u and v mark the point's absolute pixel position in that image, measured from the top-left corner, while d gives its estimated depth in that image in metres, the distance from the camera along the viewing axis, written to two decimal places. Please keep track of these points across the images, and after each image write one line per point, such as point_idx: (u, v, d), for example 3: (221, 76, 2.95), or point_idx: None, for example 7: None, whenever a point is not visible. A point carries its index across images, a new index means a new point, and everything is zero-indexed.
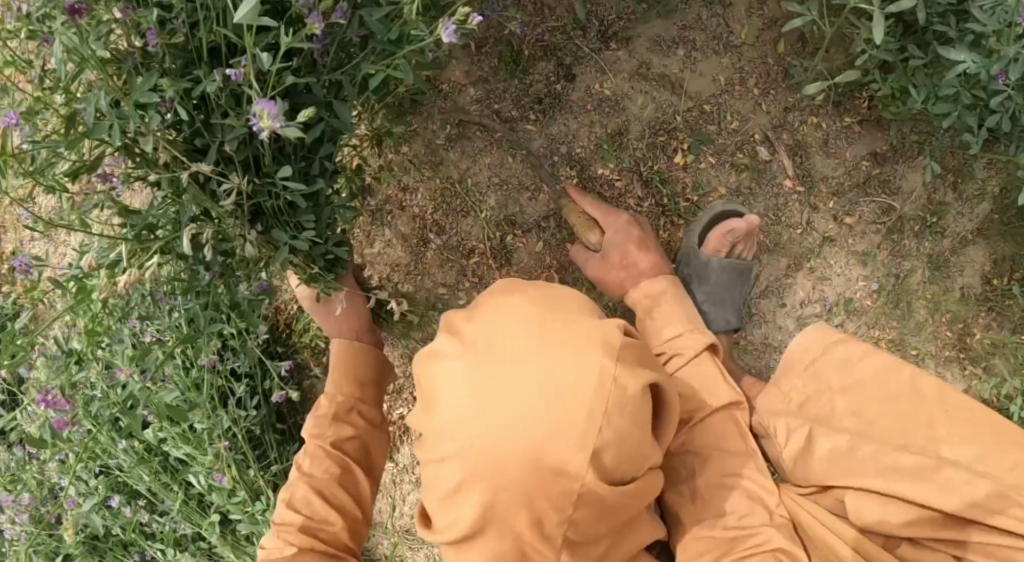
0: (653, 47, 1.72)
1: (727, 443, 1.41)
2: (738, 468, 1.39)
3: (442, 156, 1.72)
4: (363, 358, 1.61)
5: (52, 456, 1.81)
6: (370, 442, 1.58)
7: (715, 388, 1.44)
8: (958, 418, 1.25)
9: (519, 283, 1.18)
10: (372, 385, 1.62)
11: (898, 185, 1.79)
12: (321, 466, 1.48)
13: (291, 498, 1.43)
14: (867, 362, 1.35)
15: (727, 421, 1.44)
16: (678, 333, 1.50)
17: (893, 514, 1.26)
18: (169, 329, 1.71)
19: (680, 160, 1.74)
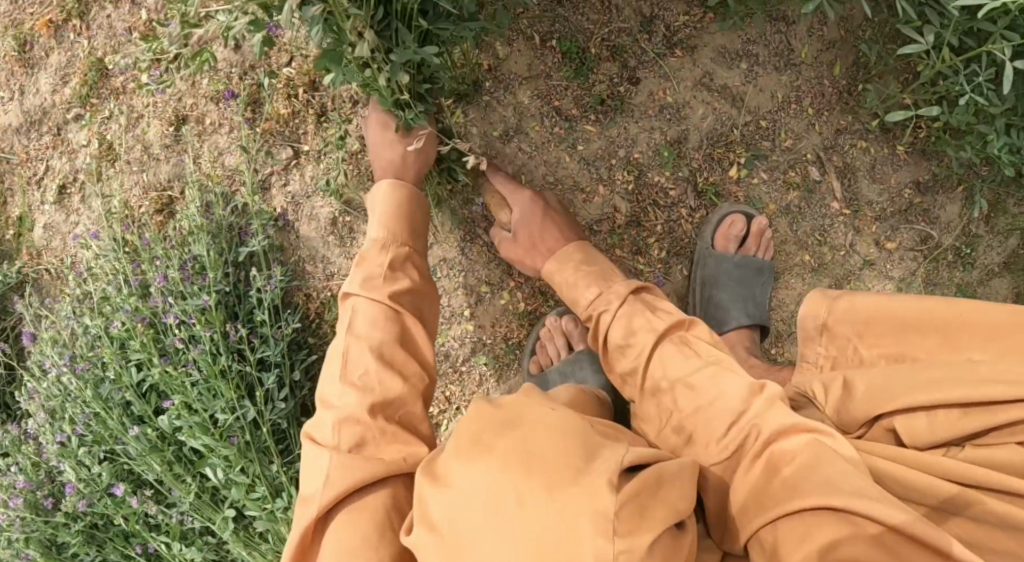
0: (718, 58, 1.71)
1: (687, 366, 1.21)
2: (711, 379, 1.17)
3: (496, 150, 1.69)
4: (405, 207, 1.44)
5: (53, 438, 1.67)
6: (424, 296, 1.36)
7: (647, 324, 1.28)
8: (978, 328, 1.18)
9: (491, 423, 1.03)
10: (419, 237, 1.43)
11: (937, 215, 1.80)
12: (380, 326, 1.25)
13: (346, 372, 1.21)
14: (867, 304, 1.26)
15: (675, 347, 1.24)
16: (596, 292, 1.37)
17: (943, 416, 1.12)
18: (196, 311, 1.58)
19: (734, 173, 1.73)
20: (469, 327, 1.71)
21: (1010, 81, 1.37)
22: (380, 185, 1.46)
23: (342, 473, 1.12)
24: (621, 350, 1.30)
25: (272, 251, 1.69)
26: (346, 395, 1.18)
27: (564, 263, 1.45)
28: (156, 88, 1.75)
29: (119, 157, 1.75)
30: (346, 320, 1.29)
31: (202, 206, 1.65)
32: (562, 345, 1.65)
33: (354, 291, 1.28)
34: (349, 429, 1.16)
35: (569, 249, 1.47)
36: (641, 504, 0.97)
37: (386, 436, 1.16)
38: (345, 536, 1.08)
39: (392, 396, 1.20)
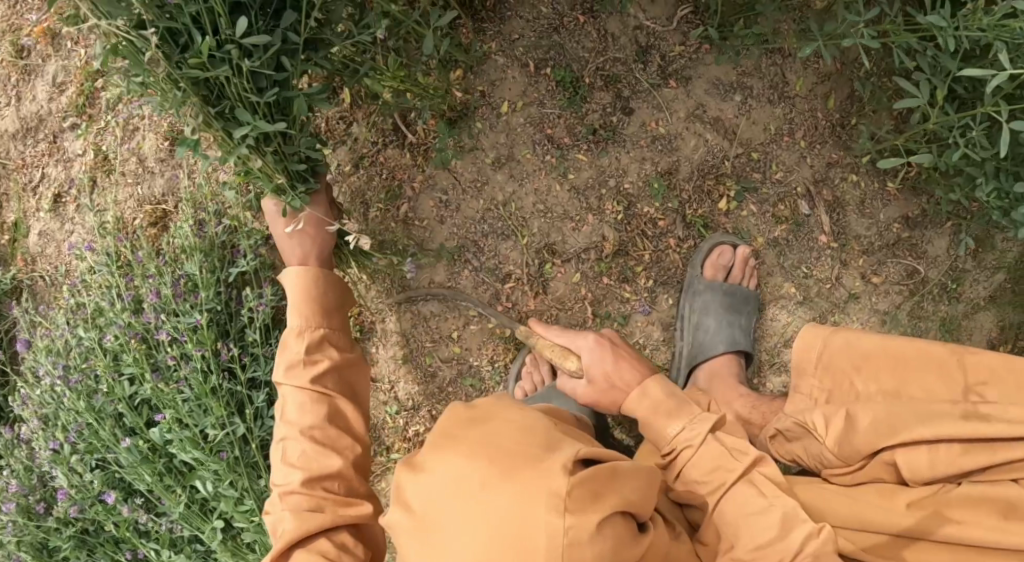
0: (712, 89, 1.73)
1: (751, 510, 1.17)
2: (773, 525, 1.15)
3: (486, 176, 1.70)
4: (317, 288, 1.42)
5: (47, 444, 1.71)
6: (350, 369, 1.40)
7: (724, 467, 1.21)
8: (977, 369, 1.20)
9: (461, 421, 1.09)
10: (338, 309, 1.44)
11: (924, 250, 1.82)
12: (308, 412, 1.32)
13: (284, 455, 1.29)
14: (867, 342, 1.28)
15: (748, 489, 1.19)
16: (680, 428, 1.26)
17: (944, 452, 1.16)
18: (188, 330, 1.61)
19: (724, 206, 1.75)
20: (455, 349, 1.73)
21: (1005, 143, 1.36)
22: (290, 271, 1.42)
23: (295, 526, 1.23)
24: (688, 488, 1.24)
25: (264, 269, 1.70)
26: (291, 474, 1.27)
27: (649, 402, 1.31)
28: (153, 101, 1.76)
29: (114, 169, 1.77)
30: (279, 407, 1.34)
31: (195, 224, 1.67)
32: (546, 371, 1.68)
33: (281, 383, 1.32)
34: (295, 496, 1.25)
35: (651, 386, 1.32)
36: (598, 486, 1.02)
37: (331, 496, 1.27)
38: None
39: (331, 469, 1.28)
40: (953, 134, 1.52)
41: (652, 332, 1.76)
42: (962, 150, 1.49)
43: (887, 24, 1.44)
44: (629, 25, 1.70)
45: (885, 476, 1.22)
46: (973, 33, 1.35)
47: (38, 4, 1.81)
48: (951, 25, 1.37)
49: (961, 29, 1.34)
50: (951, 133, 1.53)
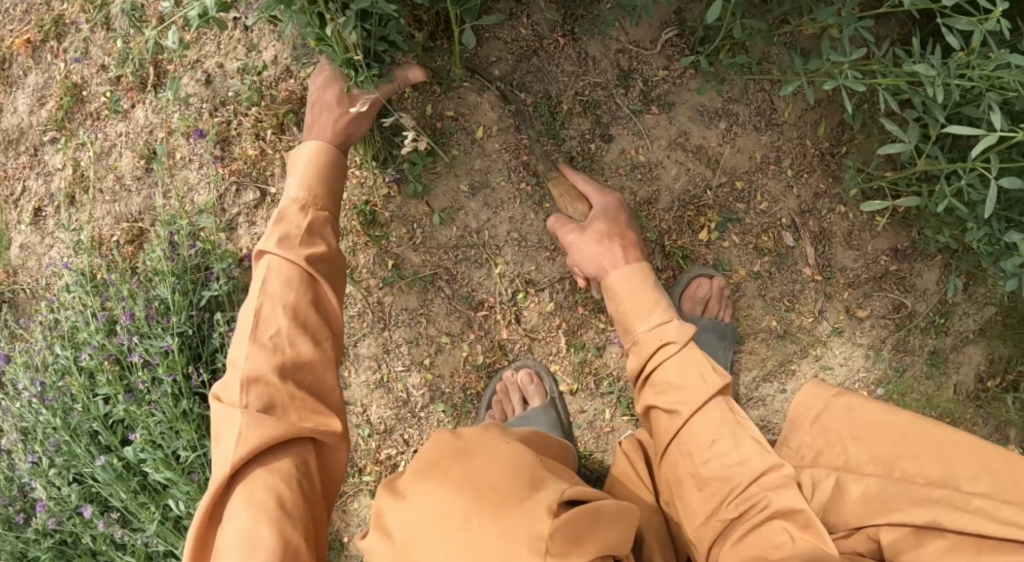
0: (695, 116, 1.69)
1: (720, 425, 1.30)
2: (736, 444, 1.28)
3: (461, 203, 1.66)
4: (328, 170, 1.44)
5: (26, 457, 1.74)
6: (335, 263, 1.35)
7: (703, 373, 1.34)
8: (972, 458, 1.21)
9: (451, 449, 1.11)
10: (337, 198, 1.44)
11: (912, 283, 1.77)
12: (293, 287, 1.27)
13: (255, 332, 1.22)
14: (868, 410, 1.29)
15: (718, 409, 1.32)
16: (661, 322, 1.40)
17: (930, 541, 1.16)
18: (159, 353, 1.60)
19: (705, 237, 1.72)
20: (429, 376, 1.71)
21: (993, 202, 1.30)
22: (307, 145, 1.44)
23: (254, 436, 1.15)
24: (665, 385, 1.36)
25: (237, 292, 1.70)
26: (254, 357, 1.20)
27: (630, 285, 1.45)
28: (129, 118, 1.76)
29: (92, 186, 1.77)
30: (260, 274, 1.28)
31: (169, 246, 1.66)
32: (518, 401, 1.67)
33: (268, 251, 1.27)
34: (256, 389, 1.18)
35: (630, 273, 1.46)
36: (580, 529, 1.04)
37: (295, 402, 1.20)
38: (255, 492, 1.14)
39: (295, 363, 1.22)
40: (944, 181, 1.44)
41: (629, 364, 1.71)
42: (951, 198, 1.41)
43: (875, 64, 1.34)
44: (611, 47, 1.67)
45: (863, 552, 1.22)
46: (965, 83, 1.24)
47: (17, 16, 1.80)
48: (942, 74, 1.25)
49: (952, 78, 1.23)
50: (943, 178, 1.45)
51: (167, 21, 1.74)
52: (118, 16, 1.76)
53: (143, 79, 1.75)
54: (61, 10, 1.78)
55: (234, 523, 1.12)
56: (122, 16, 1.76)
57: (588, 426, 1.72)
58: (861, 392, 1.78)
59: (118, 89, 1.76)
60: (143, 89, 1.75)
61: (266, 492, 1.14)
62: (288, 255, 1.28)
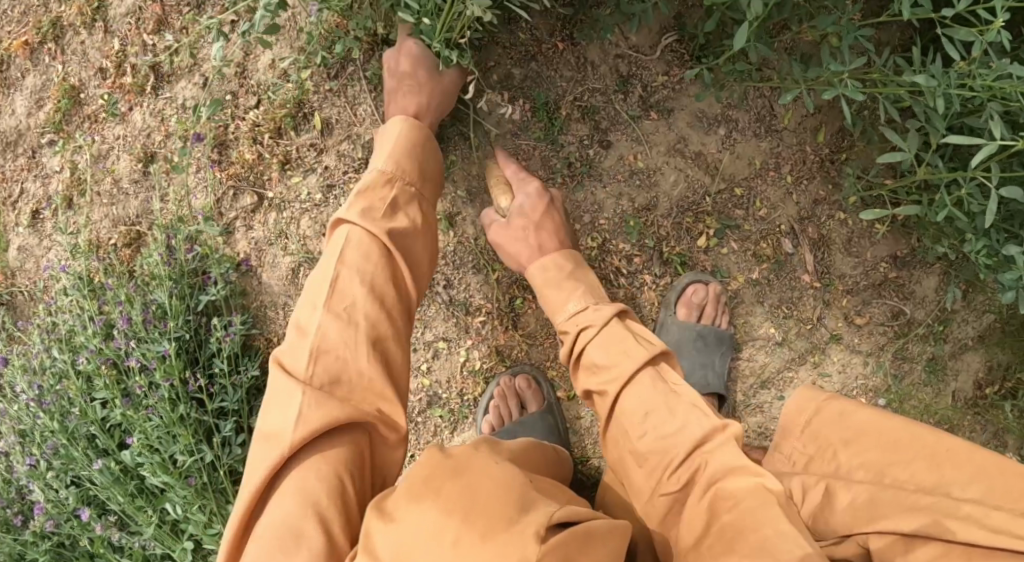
0: (694, 123, 1.68)
1: (654, 395, 1.27)
2: (672, 413, 1.25)
3: (459, 209, 1.66)
4: (416, 148, 1.48)
5: (24, 459, 1.74)
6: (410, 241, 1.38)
7: (628, 349, 1.31)
8: (965, 464, 1.18)
9: (440, 468, 1.07)
10: (421, 174, 1.46)
11: (911, 290, 1.76)
12: (371, 259, 1.30)
13: (332, 304, 1.25)
14: (859, 417, 1.30)
15: (648, 377, 1.30)
16: (581, 308, 1.40)
17: (920, 549, 1.15)
18: (156, 358, 1.60)
19: (703, 243, 1.71)
20: (426, 381, 1.71)
21: (993, 214, 1.29)
22: (394, 121, 1.50)
23: (316, 412, 1.15)
24: (593, 368, 1.35)
25: (234, 296, 1.70)
26: (329, 329, 1.23)
27: (553, 272, 1.47)
28: (126, 121, 1.75)
29: (89, 189, 1.77)
30: (338, 246, 1.31)
31: (166, 251, 1.66)
32: (514, 406, 1.66)
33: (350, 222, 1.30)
34: (325, 364, 1.20)
35: (560, 256, 1.48)
36: (570, 552, 1.00)
37: (362, 383, 1.21)
38: (308, 475, 1.12)
39: (366, 341, 1.24)
40: (943, 190, 1.43)
41: None
42: (950, 209, 1.40)
43: (875, 74, 1.32)
44: (610, 52, 1.66)
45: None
46: (966, 93, 1.22)
47: (15, 17, 1.79)
48: (943, 83, 1.24)
49: (953, 88, 1.21)
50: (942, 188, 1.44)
51: (165, 24, 1.74)
52: (116, 18, 1.75)
53: (140, 82, 1.74)
54: (58, 11, 1.77)
55: (281, 504, 1.10)
56: (119, 18, 1.75)
57: (584, 431, 1.73)
58: (859, 399, 1.78)
59: (116, 91, 1.76)
60: (140, 92, 1.75)
61: (317, 480, 1.12)
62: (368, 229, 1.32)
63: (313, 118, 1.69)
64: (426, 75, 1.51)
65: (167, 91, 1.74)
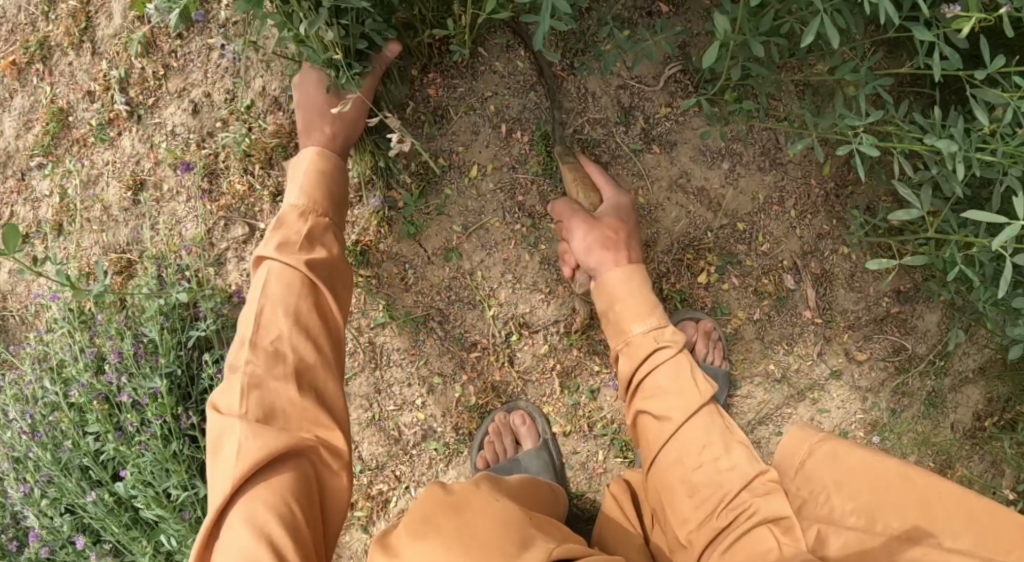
0: (697, 156, 1.64)
1: (710, 435, 1.34)
2: (727, 450, 1.32)
3: (455, 244, 1.63)
4: (328, 177, 1.41)
5: (18, 486, 1.72)
6: (336, 268, 1.34)
7: (696, 383, 1.37)
8: (955, 509, 1.16)
9: (441, 505, 1.14)
10: (338, 203, 1.42)
11: (913, 324, 1.74)
12: (295, 284, 1.27)
13: (256, 335, 1.23)
14: (852, 459, 1.25)
15: (709, 416, 1.35)
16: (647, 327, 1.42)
17: None
18: (148, 395, 1.58)
19: (704, 279, 1.68)
20: (420, 416, 1.69)
21: (1006, 282, 1.25)
22: (304, 152, 1.42)
23: (253, 448, 1.15)
24: (653, 393, 1.39)
25: (225, 329, 1.68)
26: (255, 357, 1.21)
27: (622, 286, 1.45)
28: (116, 146, 1.72)
29: (79, 215, 1.74)
30: (261, 282, 1.28)
31: (156, 282, 1.67)
32: (510, 443, 1.65)
33: (270, 256, 1.28)
34: (254, 398, 1.18)
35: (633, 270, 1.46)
36: None
37: (297, 407, 1.20)
38: (254, 508, 1.12)
39: (292, 370, 1.22)
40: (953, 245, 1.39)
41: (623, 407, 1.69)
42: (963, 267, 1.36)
43: (893, 129, 1.26)
44: (611, 83, 1.61)
45: None
46: (988, 159, 1.16)
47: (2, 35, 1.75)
48: (963, 146, 1.17)
49: (974, 153, 1.15)
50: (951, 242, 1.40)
51: (153, 47, 1.70)
52: (104, 39, 1.72)
53: (130, 107, 1.71)
54: (46, 30, 1.74)
55: (234, 538, 1.11)
56: (107, 39, 1.71)
57: (580, 466, 1.70)
58: (856, 434, 1.76)
59: (105, 116, 1.72)
60: (130, 117, 1.71)
61: (266, 508, 1.12)
62: (287, 262, 1.28)
63: None
64: (328, 106, 1.44)
65: (156, 116, 1.70)
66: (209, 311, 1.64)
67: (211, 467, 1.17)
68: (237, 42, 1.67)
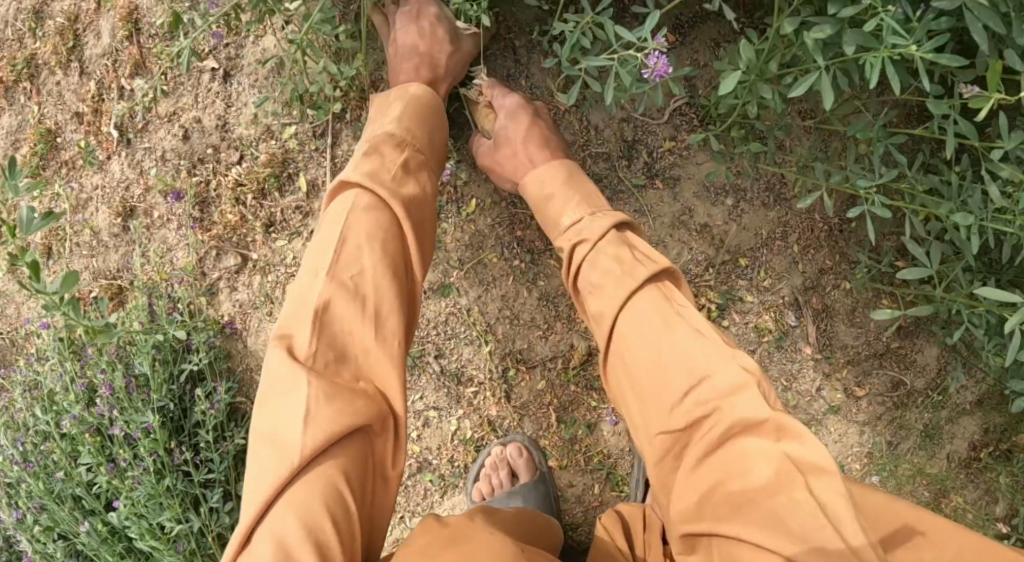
0: (701, 193, 1.62)
1: (658, 315, 1.15)
2: (673, 335, 1.13)
3: (454, 279, 1.61)
4: (424, 119, 1.37)
5: (10, 513, 1.70)
6: (421, 215, 1.28)
7: (629, 266, 1.19)
8: (944, 544, 1.13)
9: (438, 538, 1.10)
10: (430, 147, 1.36)
11: (913, 359, 1.70)
12: (384, 225, 1.21)
13: (338, 269, 1.16)
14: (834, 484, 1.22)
15: (653, 298, 1.17)
16: (578, 218, 1.31)
17: None
18: (141, 429, 1.56)
19: (704, 315, 1.66)
20: (416, 449, 1.68)
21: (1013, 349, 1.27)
22: (411, 87, 1.39)
23: (325, 414, 1.05)
24: (596, 290, 1.22)
25: (219, 359, 1.66)
26: (338, 296, 1.14)
27: (547, 183, 1.37)
28: (105, 170, 1.68)
29: (68, 240, 1.70)
30: (344, 213, 1.21)
31: (147, 318, 1.62)
32: (506, 476, 1.60)
33: (359, 184, 1.22)
34: (330, 342, 1.12)
35: (552, 168, 1.38)
36: None
37: (374, 360, 1.14)
38: (308, 497, 1.03)
39: (374, 320, 1.15)
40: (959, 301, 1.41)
41: (619, 442, 1.67)
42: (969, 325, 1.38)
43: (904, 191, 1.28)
44: (615, 117, 1.59)
45: None
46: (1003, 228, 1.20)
47: None
48: (979, 215, 1.23)
49: (989, 225, 1.20)
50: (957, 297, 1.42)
51: (143, 68, 1.65)
52: (92, 59, 1.66)
53: (119, 130, 1.66)
54: (33, 48, 1.68)
55: (281, 520, 1.02)
56: (95, 58, 1.66)
57: (574, 499, 1.68)
58: (853, 468, 1.72)
59: (93, 138, 1.68)
60: (119, 141, 1.67)
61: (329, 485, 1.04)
62: (376, 196, 1.23)
63: (299, 179, 1.63)
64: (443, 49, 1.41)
65: (146, 141, 1.66)
66: (202, 342, 1.62)
67: (269, 409, 1.08)
68: (229, 66, 1.62)
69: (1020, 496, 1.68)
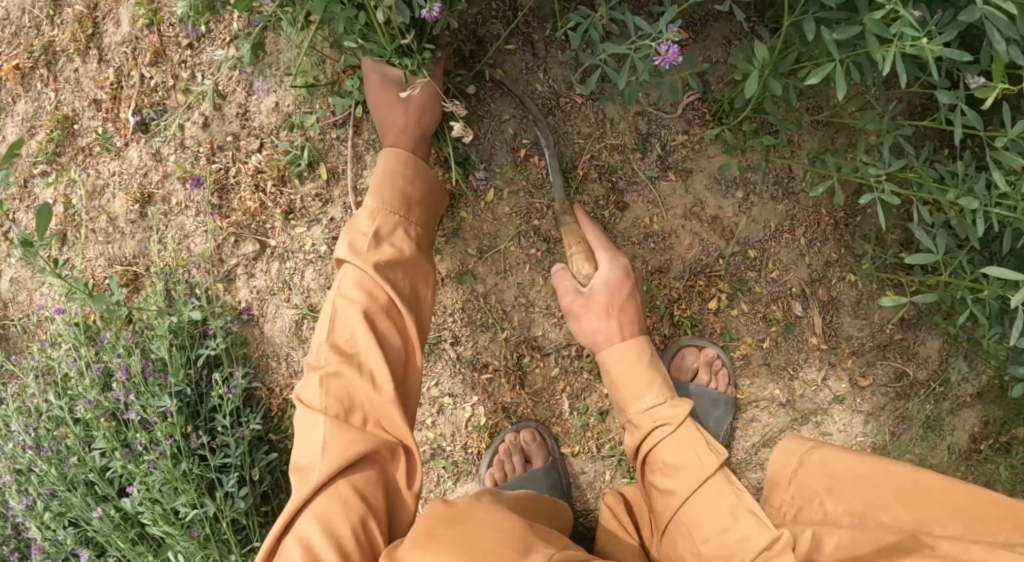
0: (712, 185, 1.66)
1: (720, 503, 1.27)
2: (734, 517, 1.26)
3: (471, 266, 1.65)
4: (403, 173, 1.39)
5: (18, 500, 1.66)
6: (410, 265, 1.34)
7: (701, 452, 1.32)
8: (941, 501, 1.25)
9: (444, 518, 1.08)
10: (421, 204, 1.40)
11: (916, 351, 1.73)
12: (372, 286, 1.27)
13: (333, 334, 1.25)
14: (840, 464, 1.33)
15: (717, 483, 1.30)
16: (657, 402, 1.39)
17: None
18: (158, 411, 1.56)
19: (713, 305, 1.70)
20: (432, 435, 1.69)
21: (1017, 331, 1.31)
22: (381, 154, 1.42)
23: (338, 442, 1.17)
24: (667, 466, 1.34)
25: (236, 346, 1.68)
26: (331, 357, 1.23)
27: (627, 362, 1.42)
28: (122, 157, 1.69)
29: (84, 225, 1.70)
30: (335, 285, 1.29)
31: (166, 301, 1.63)
32: (519, 461, 1.64)
33: (345, 259, 1.28)
34: (337, 388, 1.20)
35: (630, 348, 1.43)
36: None
37: (373, 402, 1.22)
38: (328, 512, 1.12)
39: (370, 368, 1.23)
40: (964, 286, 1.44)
41: None
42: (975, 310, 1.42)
43: (913, 177, 1.33)
44: (630, 110, 1.63)
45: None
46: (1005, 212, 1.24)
47: (4, 38, 1.70)
48: (984, 201, 1.27)
49: (994, 210, 1.25)
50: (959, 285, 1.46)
51: (162, 56, 1.66)
52: (111, 47, 1.68)
53: (137, 117, 1.67)
54: (51, 35, 1.69)
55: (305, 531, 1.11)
56: (114, 46, 1.67)
57: (587, 485, 1.71)
58: None
59: (111, 124, 1.69)
60: (137, 128, 1.68)
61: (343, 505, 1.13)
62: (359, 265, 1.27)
63: (319, 168, 1.66)
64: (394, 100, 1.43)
65: (164, 129, 1.67)
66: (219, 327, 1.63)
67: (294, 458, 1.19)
68: None
69: (1020, 487, 1.71)
